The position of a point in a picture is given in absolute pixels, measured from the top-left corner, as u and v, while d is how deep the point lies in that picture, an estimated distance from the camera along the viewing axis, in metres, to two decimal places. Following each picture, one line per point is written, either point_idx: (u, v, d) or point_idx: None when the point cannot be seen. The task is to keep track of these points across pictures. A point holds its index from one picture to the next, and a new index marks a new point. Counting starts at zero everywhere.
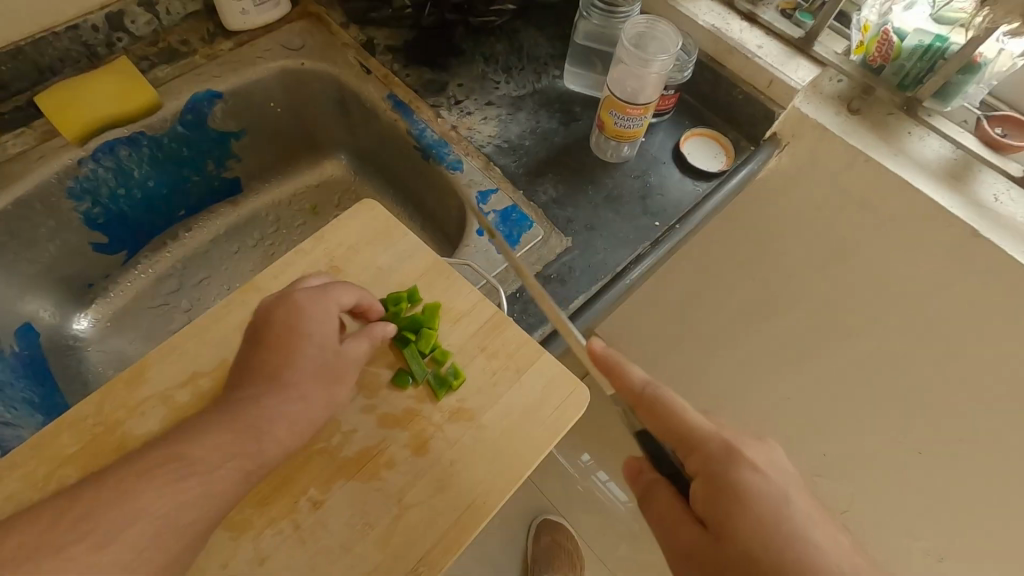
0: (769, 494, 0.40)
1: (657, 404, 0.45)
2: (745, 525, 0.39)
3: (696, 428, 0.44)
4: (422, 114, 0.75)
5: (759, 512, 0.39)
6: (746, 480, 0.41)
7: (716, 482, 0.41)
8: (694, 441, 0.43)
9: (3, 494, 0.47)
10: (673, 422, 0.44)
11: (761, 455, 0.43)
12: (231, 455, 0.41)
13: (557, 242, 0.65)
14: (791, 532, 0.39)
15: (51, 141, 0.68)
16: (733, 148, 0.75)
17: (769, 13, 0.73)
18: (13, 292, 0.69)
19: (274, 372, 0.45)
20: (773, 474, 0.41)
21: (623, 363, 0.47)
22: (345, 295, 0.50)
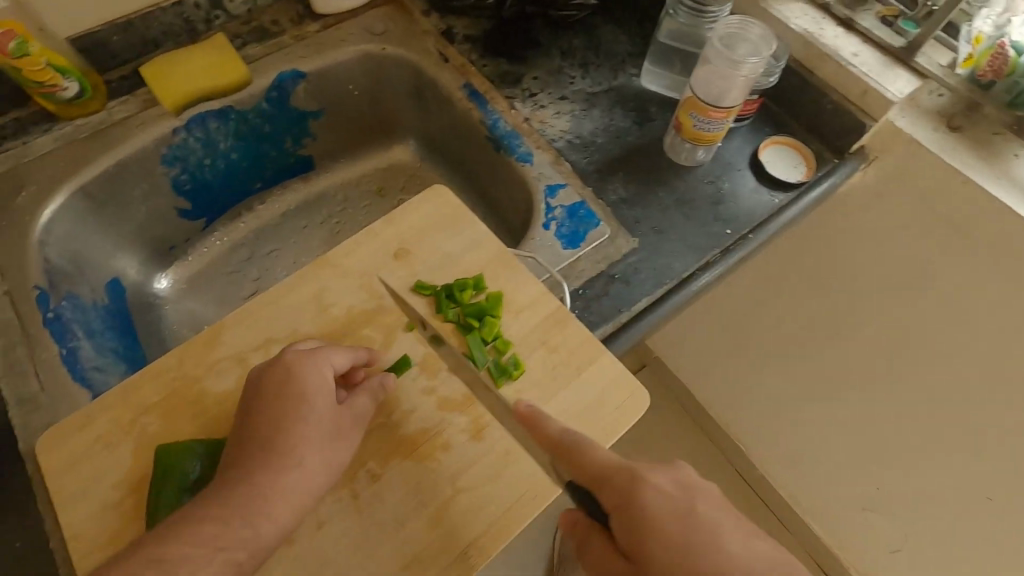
0: (676, 513, 0.38)
1: (572, 451, 0.42)
2: (662, 556, 0.36)
3: (606, 465, 0.41)
4: (496, 105, 0.76)
5: (671, 534, 0.37)
6: (650, 506, 0.38)
7: (629, 520, 0.38)
8: (605, 480, 0.40)
9: (92, 433, 0.50)
10: (586, 465, 0.41)
11: (666, 477, 0.39)
12: (224, 546, 0.39)
13: (624, 242, 0.65)
14: (700, 549, 0.36)
15: (151, 109, 0.73)
16: (815, 158, 0.71)
17: (869, 19, 0.69)
18: (108, 248, 0.74)
19: (266, 446, 0.43)
20: (680, 494, 0.38)
21: (543, 415, 0.45)
22: (338, 357, 0.48)
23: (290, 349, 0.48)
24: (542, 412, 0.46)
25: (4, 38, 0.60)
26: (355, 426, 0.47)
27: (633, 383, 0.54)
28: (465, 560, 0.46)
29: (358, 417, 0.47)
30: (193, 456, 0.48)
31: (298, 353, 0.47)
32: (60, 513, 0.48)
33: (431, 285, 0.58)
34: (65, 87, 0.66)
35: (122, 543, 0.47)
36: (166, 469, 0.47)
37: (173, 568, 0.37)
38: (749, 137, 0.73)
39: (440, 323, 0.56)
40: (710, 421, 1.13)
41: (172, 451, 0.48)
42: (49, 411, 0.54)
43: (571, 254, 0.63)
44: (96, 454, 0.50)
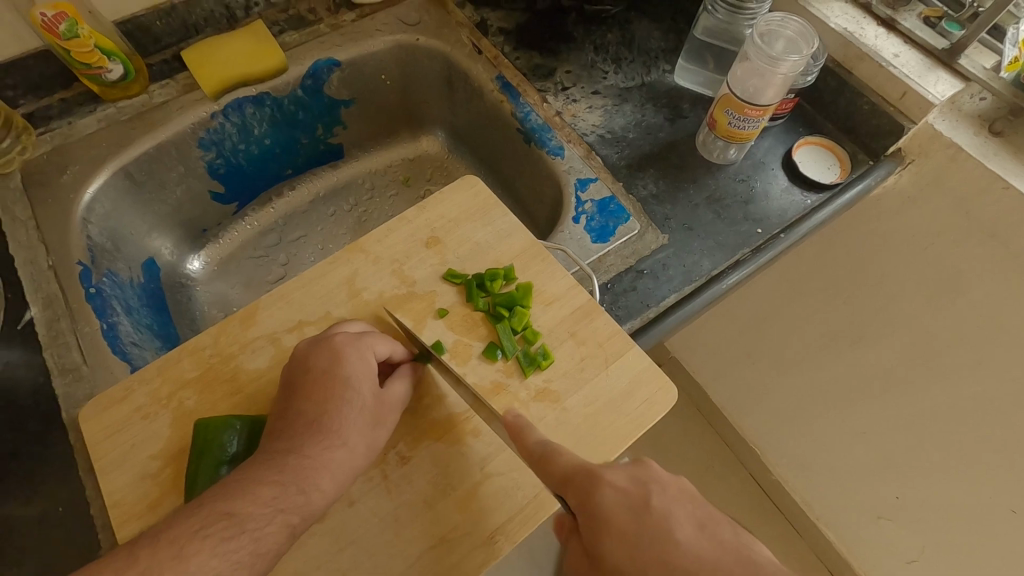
0: (631, 507, 0.39)
1: (543, 458, 0.42)
2: (619, 549, 0.38)
3: (573, 468, 0.41)
4: (528, 98, 0.76)
5: (627, 527, 0.38)
6: (608, 503, 0.39)
7: (592, 517, 0.39)
8: (568, 481, 0.41)
9: (131, 405, 0.52)
10: (553, 467, 0.42)
11: (623, 474, 0.41)
12: (281, 508, 0.41)
13: (653, 238, 0.65)
14: (651, 540, 0.38)
15: (191, 93, 0.75)
16: (850, 161, 0.70)
17: (910, 20, 0.68)
18: (144, 228, 0.76)
19: (313, 424, 0.45)
20: (636, 491, 0.40)
21: (527, 424, 0.45)
22: (379, 344, 0.50)
23: (336, 333, 0.50)
24: (526, 420, 0.45)
25: (55, 20, 0.61)
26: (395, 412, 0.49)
27: (661, 377, 0.54)
28: (491, 544, 0.47)
29: (398, 401, 0.49)
30: (232, 430, 0.49)
31: (342, 337, 0.49)
32: (100, 479, 0.49)
33: (462, 273, 0.58)
34: (111, 69, 0.68)
35: (159, 511, 0.48)
36: (204, 444, 0.48)
37: (241, 523, 0.39)
38: (782, 137, 0.72)
39: (470, 311, 0.56)
40: (725, 422, 1.13)
41: (210, 426, 0.49)
42: (88, 383, 0.56)
43: (600, 248, 0.64)
44: (135, 424, 0.51)
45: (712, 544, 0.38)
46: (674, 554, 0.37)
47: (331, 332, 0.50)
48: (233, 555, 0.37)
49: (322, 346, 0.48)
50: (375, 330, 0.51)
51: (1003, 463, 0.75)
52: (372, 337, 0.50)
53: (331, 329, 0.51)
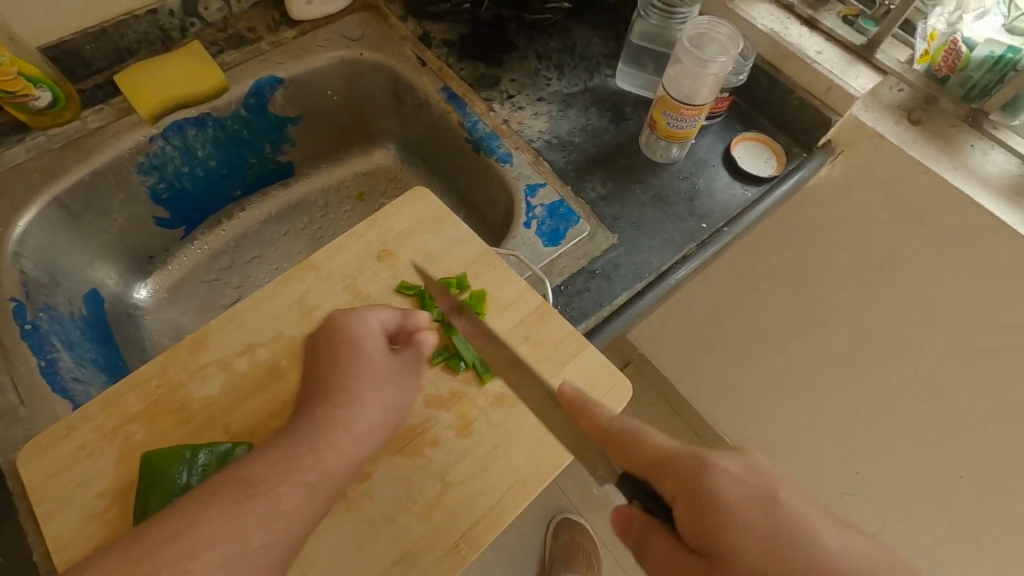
0: (755, 497, 0.34)
1: (624, 437, 0.40)
2: (737, 544, 0.33)
3: (665, 449, 0.38)
4: (475, 107, 0.77)
5: (749, 522, 0.33)
6: (716, 485, 0.35)
7: (694, 507, 0.35)
8: (662, 466, 0.37)
9: (75, 442, 0.50)
10: (640, 451, 0.39)
11: (736, 461, 0.36)
12: (300, 462, 0.42)
13: (603, 238, 0.66)
14: (788, 536, 0.32)
15: (126, 117, 0.73)
16: (785, 154, 0.74)
17: (830, 19, 0.71)
18: (84, 259, 0.73)
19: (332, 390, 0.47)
20: (753, 478, 0.35)
21: (592, 400, 0.43)
22: (381, 315, 0.53)
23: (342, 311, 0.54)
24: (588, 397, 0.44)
25: None
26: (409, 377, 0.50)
27: (616, 374, 0.55)
28: (456, 555, 0.47)
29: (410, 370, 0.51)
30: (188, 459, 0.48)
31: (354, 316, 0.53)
32: (43, 523, 0.47)
33: (415, 285, 0.58)
34: (38, 97, 0.66)
35: None
36: (153, 476, 0.47)
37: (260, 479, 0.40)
38: (720, 135, 0.75)
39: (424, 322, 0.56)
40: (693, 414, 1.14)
41: (158, 458, 0.48)
42: (28, 423, 0.53)
43: (552, 252, 0.65)
44: (79, 463, 0.49)
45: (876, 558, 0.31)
46: (827, 559, 0.31)
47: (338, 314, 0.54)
48: (251, 509, 0.38)
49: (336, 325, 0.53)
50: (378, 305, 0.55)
51: (948, 434, 0.79)
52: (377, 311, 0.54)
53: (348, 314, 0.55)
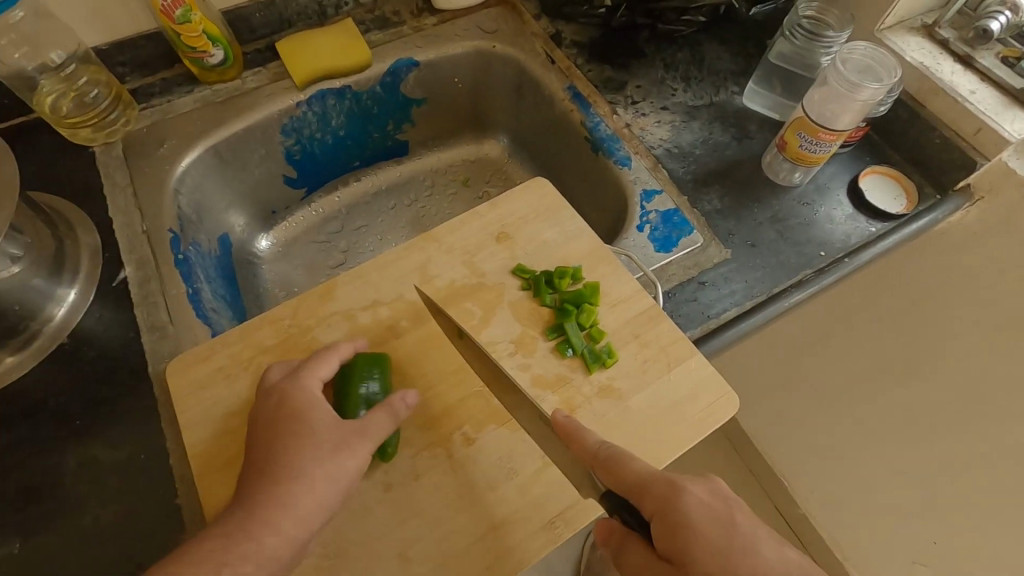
0: (717, 518, 0.41)
1: (609, 461, 0.44)
2: (703, 557, 0.39)
3: (646, 476, 0.43)
4: (598, 109, 0.79)
5: (712, 538, 0.40)
6: (689, 508, 0.41)
7: (672, 525, 0.41)
8: (646, 489, 0.42)
9: (215, 365, 0.55)
10: (626, 475, 0.43)
11: (703, 487, 0.42)
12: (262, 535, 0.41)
13: (716, 252, 0.66)
14: (739, 552, 0.40)
15: (280, 81, 0.79)
16: (916, 193, 0.70)
17: (988, 58, 0.68)
18: (224, 205, 0.80)
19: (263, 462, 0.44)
20: (717, 503, 0.42)
21: (582, 427, 0.47)
22: (323, 368, 0.50)
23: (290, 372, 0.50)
24: (578, 423, 0.47)
25: (173, 5, 0.66)
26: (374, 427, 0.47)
27: (723, 386, 0.55)
28: (551, 530, 0.49)
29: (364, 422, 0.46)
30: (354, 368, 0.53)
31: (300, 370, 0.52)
32: (183, 432, 0.52)
33: (531, 270, 0.60)
34: (213, 54, 0.73)
35: (236, 469, 0.51)
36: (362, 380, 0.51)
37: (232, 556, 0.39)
38: (848, 164, 0.73)
39: (537, 306, 0.58)
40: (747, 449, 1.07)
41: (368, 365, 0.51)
42: (174, 341, 0.59)
43: (663, 258, 0.65)
44: (217, 384, 0.54)
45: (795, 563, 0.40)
46: (761, 565, 0.40)
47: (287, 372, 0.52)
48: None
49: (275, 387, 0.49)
50: (323, 352, 0.51)
51: None
52: (315, 364, 0.50)
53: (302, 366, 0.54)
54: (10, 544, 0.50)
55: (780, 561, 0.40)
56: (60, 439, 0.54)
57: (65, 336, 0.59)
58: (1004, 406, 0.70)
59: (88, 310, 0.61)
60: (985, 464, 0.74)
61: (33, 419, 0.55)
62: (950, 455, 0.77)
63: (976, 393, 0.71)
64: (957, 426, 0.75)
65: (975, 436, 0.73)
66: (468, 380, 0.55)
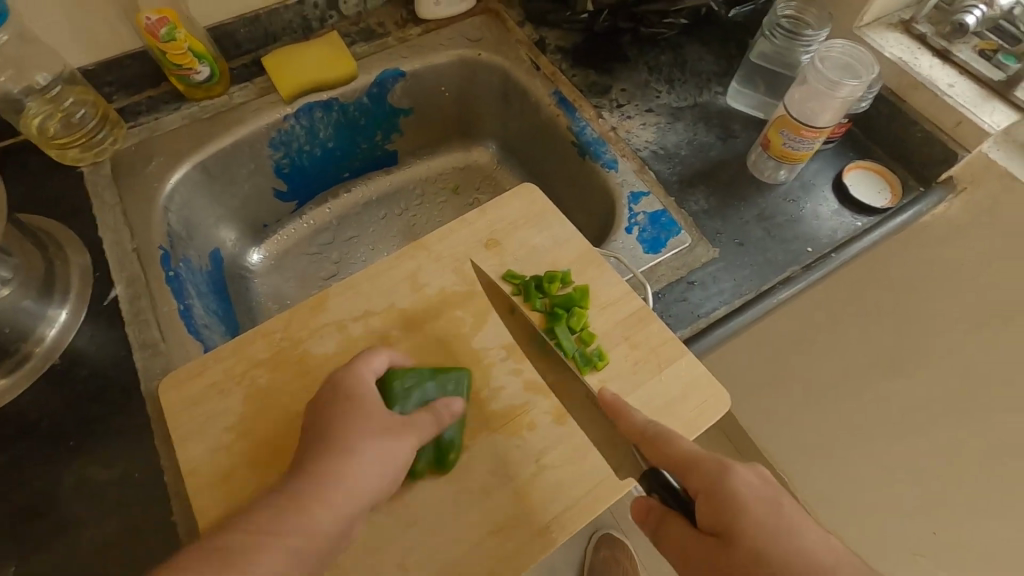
0: (763, 500, 0.40)
1: (655, 439, 0.44)
2: (749, 534, 0.39)
3: (692, 455, 0.43)
4: (584, 113, 0.79)
5: (759, 518, 0.39)
6: (737, 487, 0.40)
7: (717, 503, 0.41)
8: (692, 466, 0.42)
9: (208, 380, 0.55)
10: (673, 451, 0.43)
11: (751, 471, 0.42)
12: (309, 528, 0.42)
13: (704, 251, 0.67)
14: (786, 534, 0.39)
15: (266, 96, 0.80)
16: (900, 186, 0.71)
17: (965, 52, 0.69)
18: (214, 220, 0.81)
19: (308, 459, 0.46)
20: (764, 487, 0.41)
21: (626, 405, 0.46)
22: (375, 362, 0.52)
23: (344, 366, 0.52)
24: (623, 401, 0.47)
25: (158, 24, 0.66)
26: (422, 430, 0.49)
27: (713, 384, 0.55)
28: (547, 534, 0.49)
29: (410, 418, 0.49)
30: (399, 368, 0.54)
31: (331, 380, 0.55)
32: (177, 449, 0.52)
33: (521, 275, 0.61)
34: (199, 71, 0.73)
35: (231, 483, 0.51)
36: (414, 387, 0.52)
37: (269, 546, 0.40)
38: (832, 160, 0.74)
39: (528, 311, 0.59)
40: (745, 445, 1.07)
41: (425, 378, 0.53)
42: (166, 358, 0.59)
43: (652, 259, 0.66)
44: (210, 399, 0.54)
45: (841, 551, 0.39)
46: (807, 549, 0.39)
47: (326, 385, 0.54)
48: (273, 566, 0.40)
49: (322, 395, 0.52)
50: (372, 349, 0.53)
51: None
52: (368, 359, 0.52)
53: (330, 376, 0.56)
54: (6, 566, 0.50)
55: (824, 545, 0.39)
56: (54, 459, 0.54)
57: (57, 356, 0.59)
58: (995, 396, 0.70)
59: (80, 330, 0.61)
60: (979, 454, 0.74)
61: (26, 441, 0.55)
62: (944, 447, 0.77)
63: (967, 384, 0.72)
64: (949, 417, 0.75)
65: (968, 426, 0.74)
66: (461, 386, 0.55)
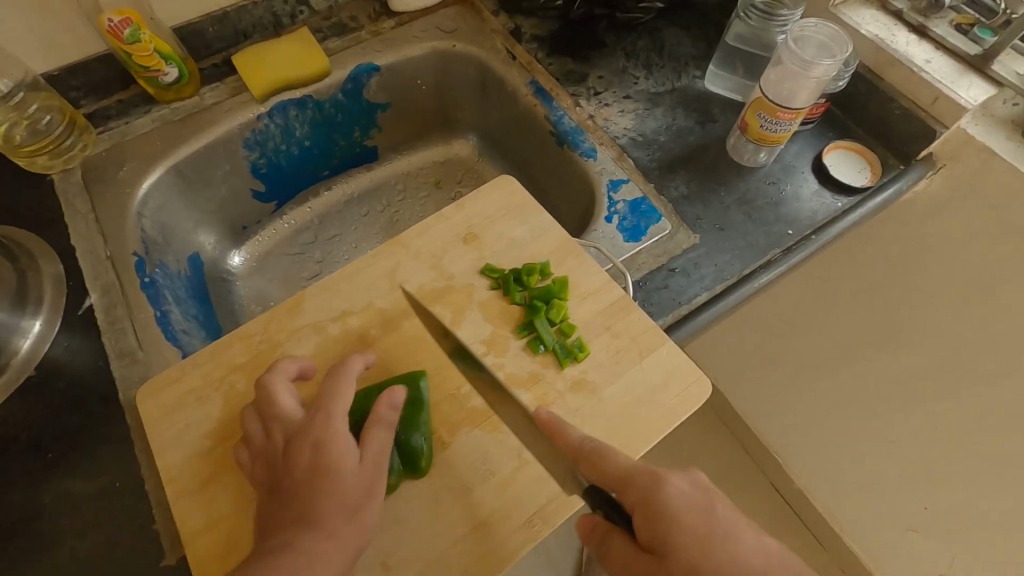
0: (697, 508, 0.40)
1: (593, 455, 0.44)
2: (685, 544, 0.39)
3: (628, 468, 0.43)
4: (561, 102, 0.78)
5: (692, 527, 0.39)
6: (669, 497, 0.40)
7: (652, 515, 0.41)
8: (628, 480, 0.42)
9: (186, 386, 0.55)
10: (610, 466, 0.43)
11: (684, 478, 0.42)
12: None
13: (685, 238, 0.66)
14: (719, 540, 0.39)
15: (238, 95, 0.78)
16: (880, 165, 0.71)
17: (942, 27, 0.69)
18: (192, 223, 0.80)
19: (317, 510, 0.44)
20: (698, 493, 0.41)
21: (564, 423, 0.47)
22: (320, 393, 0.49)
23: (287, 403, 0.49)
24: (560, 419, 0.48)
25: (121, 25, 0.65)
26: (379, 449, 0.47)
27: (694, 371, 0.55)
28: (531, 527, 0.49)
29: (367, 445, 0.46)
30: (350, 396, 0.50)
31: (282, 400, 0.50)
32: (156, 457, 0.52)
33: (499, 269, 0.60)
34: (167, 72, 0.72)
35: (212, 489, 0.51)
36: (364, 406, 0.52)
37: None
38: (811, 141, 0.73)
39: (507, 304, 0.58)
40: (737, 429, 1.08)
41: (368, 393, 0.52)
42: (144, 366, 0.59)
43: (633, 247, 0.65)
44: (188, 406, 0.54)
45: (774, 553, 0.39)
46: (740, 552, 0.39)
47: (281, 406, 0.49)
48: None
49: (296, 430, 0.47)
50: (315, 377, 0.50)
51: None
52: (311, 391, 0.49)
53: (273, 385, 0.50)
54: None
55: (759, 547, 0.39)
56: (34, 472, 0.54)
57: (33, 368, 0.58)
58: (983, 370, 0.70)
59: (55, 340, 0.60)
60: (968, 429, 0.74)
61: (4, 454, 0.54)
62: (934, 423, 0.77)
63: (956, 360, 0.72)
64: (939, 394, 0.75)
65: (958, 403, 0.73)
66: (442, 383, 0.55)
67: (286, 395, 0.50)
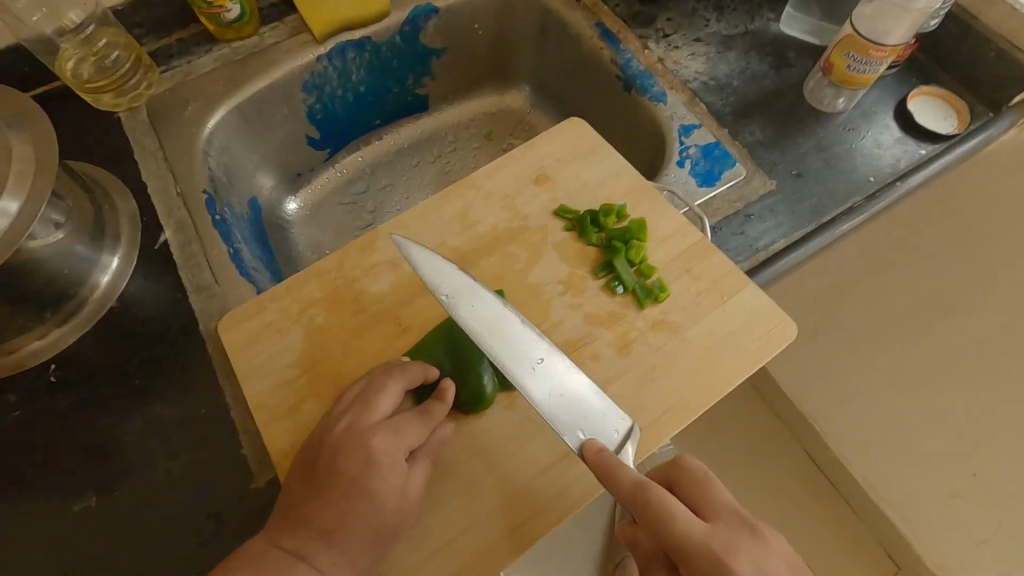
0: None
1: (647, 514, 0.40)
2: None
3: (687, 543, 0.39)
4: (629, 44, 0.76)
5: None
6: None
7: None
8: (683, 556, 0.39)
9: (265, 320, 0.55)
10: (667, 537, 0.40)
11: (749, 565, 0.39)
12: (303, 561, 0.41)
13: (760, 183, 0.64)
14: None
15: (299, 36, 0.77)
16: (968, 111, 0.68)
17: None
18: (251, 166, 0.79)
19: (346, 525, 0.42)
20: None
21: (616, 464, 0.42)
22: (388, 396, 0.47)
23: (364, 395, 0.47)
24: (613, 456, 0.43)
25: None
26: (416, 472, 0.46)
27: (781, 318, 0.54)
28: None
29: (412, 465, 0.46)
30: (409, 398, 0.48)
31: (384, 394, 0.47)
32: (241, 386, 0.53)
33: (574, 210, 0.59)
34: (229, 9, 0.71)
35: (298, 416, 0.52)
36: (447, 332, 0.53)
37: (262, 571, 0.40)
38: (894, 88, 0.70)
39: (583, 246, 0.57)
40: (780, 399, 1.03)
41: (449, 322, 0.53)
42: (222, 299, 0.60)
43: (707, 192, 0.63)
44: (270, 337, 0.54)
45: None
46: None
47: (379, 400, 0.47)
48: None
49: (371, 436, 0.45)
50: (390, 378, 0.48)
51: None
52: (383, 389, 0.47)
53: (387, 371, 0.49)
54: (87, 497, 0.51)
55: None
56: (120, 398, 0.55)
57: (113, 301, 0.60)
58: None
59: (132, 276, 0.61)
60: None
61: (92, 381, 0.56)
62: None
63: None
64: None
65: None
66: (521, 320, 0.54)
67: (389, 377, 0.48)
